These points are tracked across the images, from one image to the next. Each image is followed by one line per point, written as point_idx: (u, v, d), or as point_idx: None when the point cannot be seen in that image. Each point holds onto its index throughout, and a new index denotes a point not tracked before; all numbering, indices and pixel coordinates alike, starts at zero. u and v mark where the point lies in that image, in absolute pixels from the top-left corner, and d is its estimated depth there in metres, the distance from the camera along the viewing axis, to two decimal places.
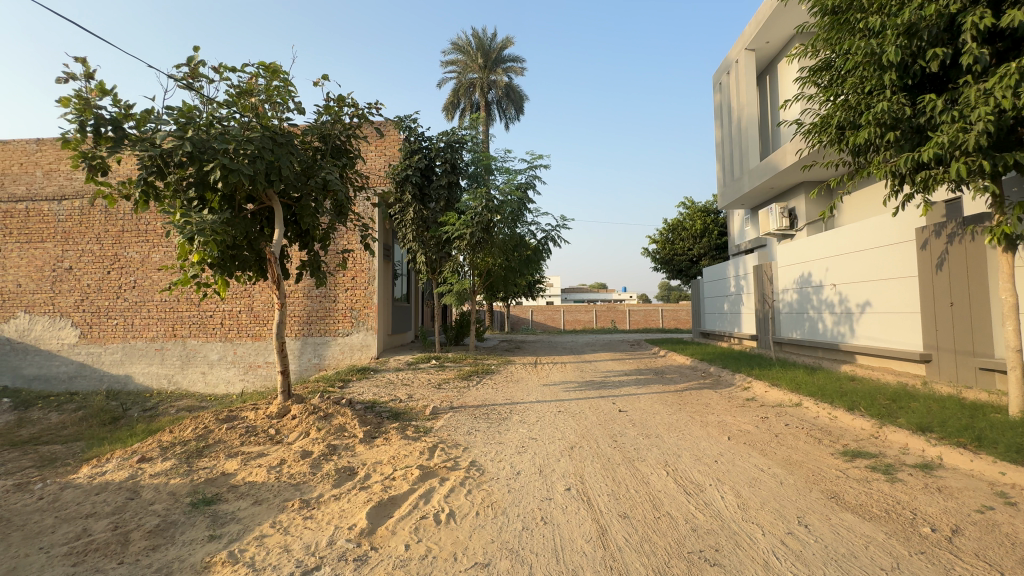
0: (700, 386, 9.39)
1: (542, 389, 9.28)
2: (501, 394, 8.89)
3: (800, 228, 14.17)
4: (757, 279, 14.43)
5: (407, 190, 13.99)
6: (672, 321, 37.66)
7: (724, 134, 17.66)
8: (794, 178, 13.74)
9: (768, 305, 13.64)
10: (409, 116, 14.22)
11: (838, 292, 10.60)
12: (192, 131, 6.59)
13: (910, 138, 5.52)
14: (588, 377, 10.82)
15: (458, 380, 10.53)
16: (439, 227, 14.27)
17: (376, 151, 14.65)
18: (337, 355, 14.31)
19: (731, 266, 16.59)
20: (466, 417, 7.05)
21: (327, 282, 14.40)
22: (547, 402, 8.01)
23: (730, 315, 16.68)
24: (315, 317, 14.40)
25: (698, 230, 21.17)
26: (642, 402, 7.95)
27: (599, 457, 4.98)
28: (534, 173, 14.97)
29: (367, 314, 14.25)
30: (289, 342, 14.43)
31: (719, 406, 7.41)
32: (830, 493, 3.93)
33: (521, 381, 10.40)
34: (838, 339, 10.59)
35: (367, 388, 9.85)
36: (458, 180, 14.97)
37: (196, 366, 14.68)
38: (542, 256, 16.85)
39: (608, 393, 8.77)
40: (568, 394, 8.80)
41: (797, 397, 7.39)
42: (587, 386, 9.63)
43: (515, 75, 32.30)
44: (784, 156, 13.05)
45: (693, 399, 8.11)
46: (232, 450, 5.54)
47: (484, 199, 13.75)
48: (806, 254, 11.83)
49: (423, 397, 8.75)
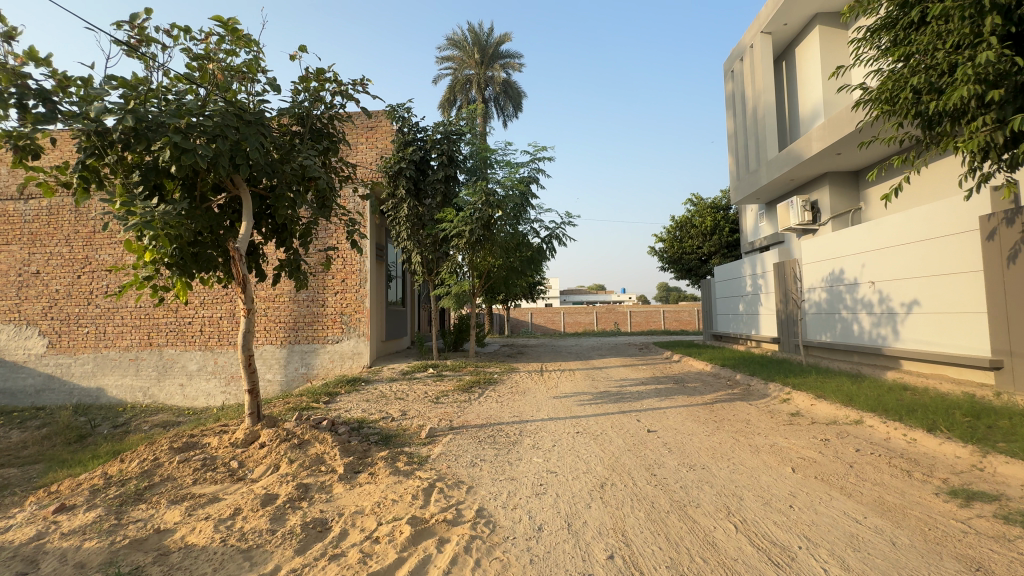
0: (730, 398, 8.36)
1: (552, 404, 8.22)
2: (508, 410, 7.81)
3: (824, 222, 13.21)
4: (778, 277, 13.42)
5: (401, 183, 12.96)
6: (675, 322, 36.57)
7: (737, 125, 16.71)
8: (819, 168, 12.75)
9: (792, 305, 12.63)
10: (402, 105, 13.21)
11: (878, 290, 9.62)
12: (138, 105, 5.50)
13: (1014, 99, 4.52)
14: (602, 387, 9.78)
15: (458, 392, 9.45)
16: (435, 225, 13.26)
17: (367, 144, 13.60)
18: (327, 364, 13.22)
19: (746, 265, 15.59)
20: (468, 441, 5.98)
21: (315, 285, 13.34)
22: (560, 420, 6.95)
23: (747, 317, 15.69)
24: (302, 323, 13.33)
25: (708, 227, 20.14)
26: (670, 418, 6.91)
27: (641, 501, 3.92)
28: (537, 165, 13.95)
29: (359, 319, 13.19)
30: (274, 351, 13.36)
31: (763, 424, 6.36)
32: (971, 563, 2.87)
33: (528, 393, 9.36)
34: (879, 343, 9.58)
35: (356, 403, 8.78)
36: (456, 174, 13.90)
37: (174, 377, 13.59)
38: (545, 256, 15.79)
39: (629, 408, 7.73)
40: (583, 409, 7.75)
41: (853, 412, 6.35)
42: (603, 398, 8.59)
43: (513, 71, 31.40)
44: (808, 144, 12.06)
45: (728, 414, 7.06)
46: (180, 492, 4.47)
47: (485, 194, 12.72)
48: (837, 250, 10.83)
49: (419, 414, 7.68)
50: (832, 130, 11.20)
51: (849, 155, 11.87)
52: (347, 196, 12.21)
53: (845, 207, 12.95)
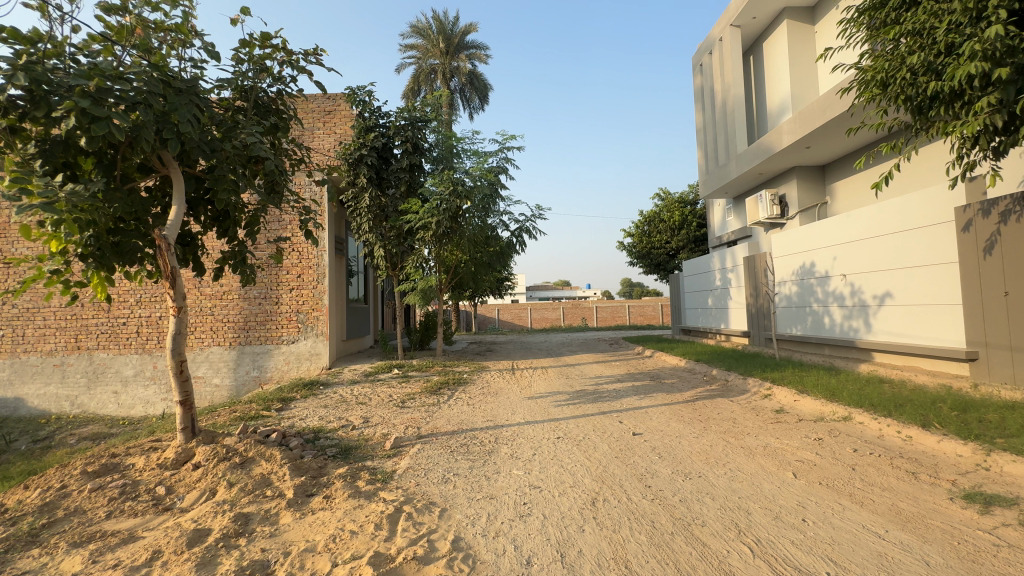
0: (710, 394, 8.10)
1: (527, 405, 7.71)
2: (480, 413, 7.24)
3: (791, 216, 13.29)
4: (748, 271, 13.40)
5: (362, 172, 12.10)
6: (639, 317, 36.90)
7: (706, 119, 16.68)
8: (787, 162, 12.79)
9: (762, 298, 12.64)
10: (363, 88, 12.34)
11: (849, 283, 9.62)
12: (36, 63, 4.57)
13: (1016, 80, 4.32)
14: (577, 386, 9.36)
15: (425, 395, 8.80)
16: (400, 216, 12.48)
17: (324, 129, 12.64)
18: (281, 366, 12.24)
19: (716, 259, 15.57)
20: (439, 452, 5.37)
21: (268, 282, 12.32)
22: (538, 424, 6.45)
23: (716, 311, 15.71)
24: (253, 322, 12.30)
25: (676, 222, 20.14)
26: (653, 419, 6.53)
27: (640, 521, 3.45)
28: (506, 155, 13.40)
29: (316, 318, 12.29)
30: (222, 353, 12.26)
31: (750, 424, 6.06)
32: None
33: (500, 394, 8.82)
34: (850, 335, 9.59)
35: (312, 410, 8.00)
36: (421, 162, 13.13)
37: (106, 384, 12.26)
38: (514, 250, 15.33)
39: (609, 408, 7.33)
40: (561, 410, 7.29)
41: (840, 408, 6.15)
42: (581, 398, 8.16)
43: (479, 62, 30.63)
44: (778, 137, 12.03)
45: (712, 413, 6.75)
46: (86, 531, 3.66)
47: (453, 184, 12.07)
48: (808, 243, 10.83)
49: (382, 421, 6.99)
50: (802, 123, 11.17)
51: (817, 149, 11.92)
52: (302, 184, 11.27)
53: (812, 201, 13.07)
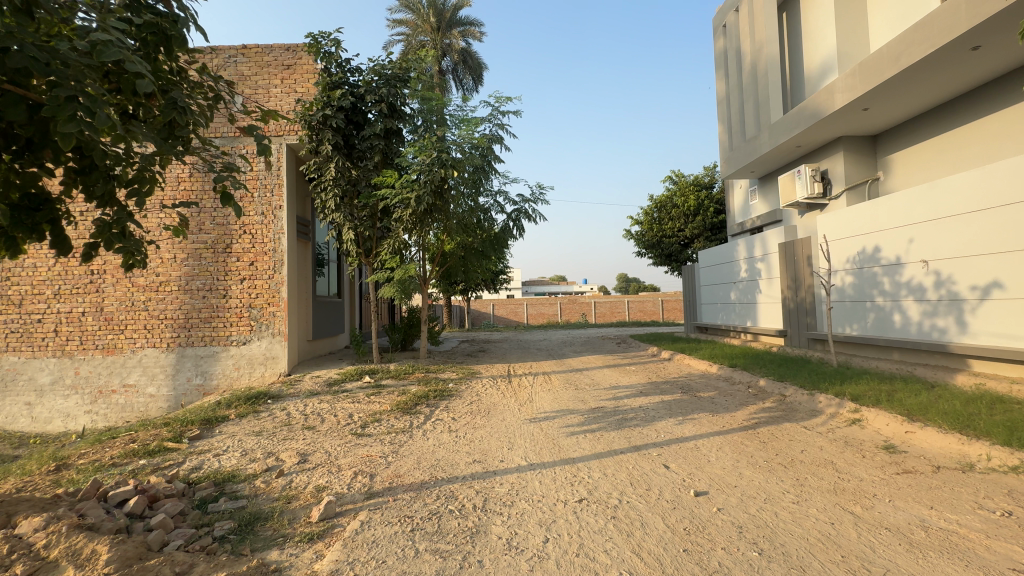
0: (771, 417, 6.10)
1: (528, 436, 5.65)
2: (465, 450, 5.18)
3: (836, 195, 11.30)
4: (787, 259, 11.35)
5: (327, 137, 9.95)
6: (639, 312, 34.89)
7: (730, 87, 14.65)
8: (836, 130, 10.84)
9: (803, 291, 10.69)
10: (329, 38, 10.23)
11: (931, 271, 7.67)
12: None
13: None
14: (592, 402, 7.32)
15: (394, 415, 6.74)
16: (373, 192, 10.37)
17: (282, 86, 10.50)
18: (230, 373, 10.16)
19: (743, 247, 13.53)
20: (392, 535, 3.31)
21: (214, 270, 10.23)
22: (548, 470, 4.42)
23: (742, 307, 13.67)
24: (196, 319, 10.20)
25: (691, 207, 18.12)
26: (713, 461, 4.52)
27: None
28: (501, 122, 11.43)
29: (273, 314, 10.23)
30: (158, 357, 10.16)
31: (866, 475, 4.07)
32: None
33: (494, 413, 6.79)
34: (934, 337, 7.65)
35: (237, 439, 5.91)
36: (399, 128, 10.98)
37: (18, 394, 10.14)
38: (510, 237, 13.29)
39: (642, 439, 5.31)
40: (577, 443, 5.25)
41: (998, 450, 4.16)
42: (600, 422, 6.13)
43: (473, 39, 28.40)
44: (830, 96, 10.05)
45: (795, 451, 4.74)
46: None
47: (437, 152, 10.04)
48: (868, 225, 8.89)
49: (324, 462, 4.93)
50: (864, 77, 9.23)
51: (876, 112, 9.96)
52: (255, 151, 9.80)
53: (862, 177, 11.12)
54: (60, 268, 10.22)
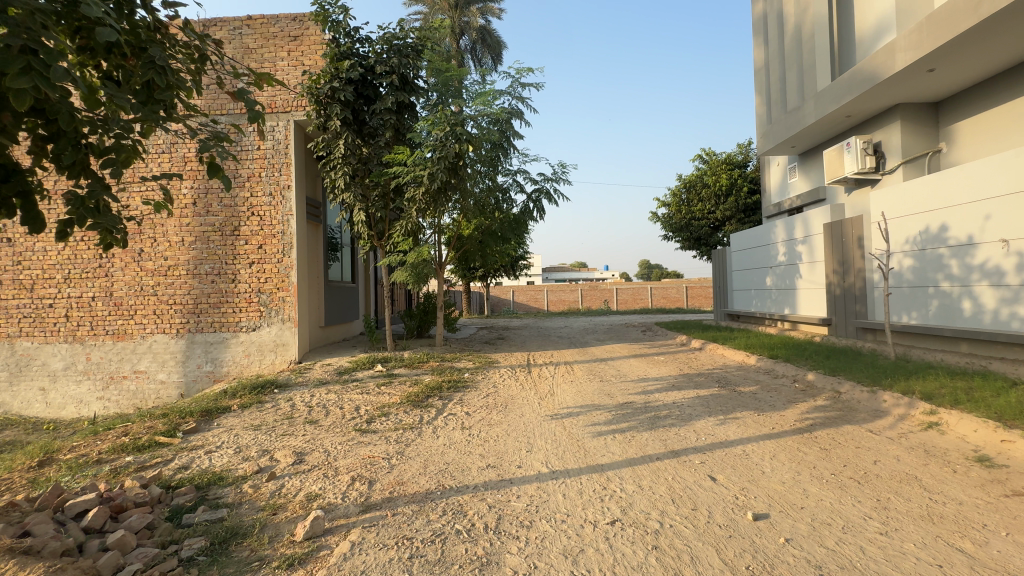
0: (827, 418, 5.33)
1: (549, 435, 5.03)
2: (477, 452, 4.60)
3: (890, 169, 10.22)
4: (834, 241, 10.33)
5: (335, 112, 9.37)
6: (662, 299, 33.80)
7: (771, 55, 13.47)
8: (892, 96, 9.74)
9: (852, 276, 9.74)
10: (337, 5, 9.57)
11: (1012, 252, 6.70)
12: None
13: None
14: (619, 396, 6.66)
15: (403, 409, 6.21)
16: (384, 170, 9.77)
17: (288, 59, 9.94)
18: (240, 360, 9.84)
19: (782, 228, 12.49)
20: (386, 563, 2.74)
21: (222, 254, 9.86)
22: (572, 480, 3.80)
23: (780, 293, 12.69)
24: (205, 304, 9.87)
25: (723, 187, 17.02)
26: (769, 473, 3.82)
27: None
28: (521, 96, 10.68)
29: (283, 299, 9.82)
30: (168, 343, 9.90)
31: (966, 497, 3.31)
32: None
33: (511, 408, 6.20)
34: (1014, 328, 6.71)
35: (233, 433, 5.47)
36: (413, 102, 10.31)
37: (32, 379, 10.05)
38: (530, 218, 12.55)
39: (680, 443, 4.64)
40: (604, 447, 4.61)
41: None
42: (630, 420, 5.48)
43: (492, 16, 27.38)
44: (888, 57, 8.96)
45: (866, 462, 4.00)
46: None
47: (451, 125, 9.33)
48: (931, 201, 7.90)
49: (321, 463, 4.41)
50: (932, 32, 8.14)
51: (943, 74, 8.84)
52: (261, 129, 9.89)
53: (921, 149, 10.00)
54: (70, 252, 10.00)
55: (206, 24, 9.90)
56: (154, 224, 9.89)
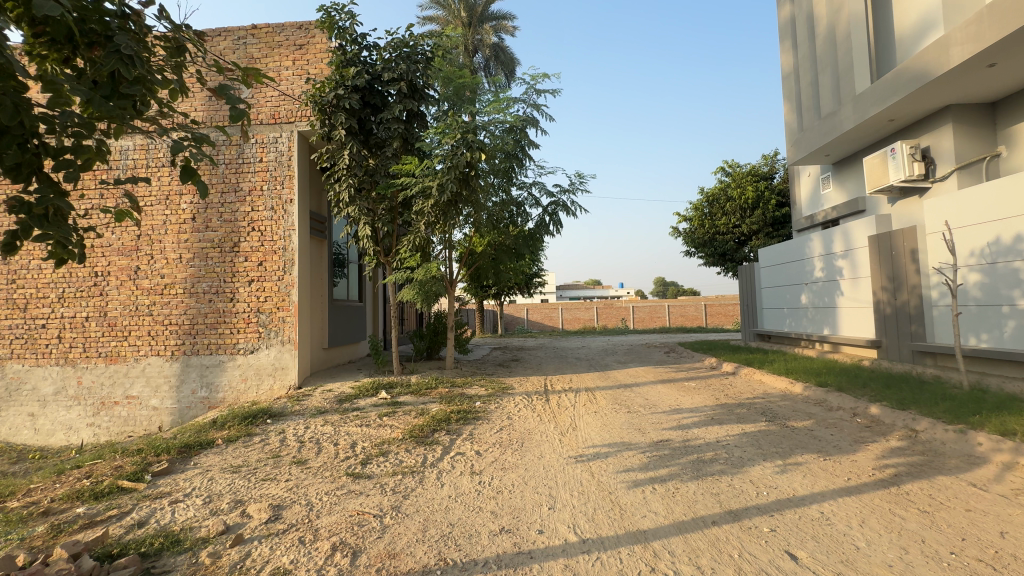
0: (912, 466, 4.40)
1: (574, 485, 4.19)
2: (489, 509, 3.78)
3: (942, 176, 9.30)
4: (882, 255, 9.38)
5: (340, 121, 8.85)
6: (680, 317, 32.66)
7: (802, 59, 12.74)
8: (944, 97, 8.89)
9: (906, 294, 8.77)
10: (345, 11, 9.15)
11: None
12: None
13: None
14: (652, 432, 5.80)
15: (406, 447, 5.43)
16: (391, 182, 9.19)
17: (293, 68, 9.54)
18: (236, 384, 9.21)
19: (819, 242, 11.54)
20: None
21: (221, 272, 9.31)
22: (609, 558, 2.98)
23: (817, 312, 11.69)
24: (202, 324, 9.30)
25: (749, 200, 16.17)
26: (867, 552, 2.95)
27: None
28: (536, 103, 10.10)
29: (283, 319, 9.21)
30: (162, 367, 9.32)
31: None
32: None
33: (528, 447, 5.37)
34: None
35: (209, 476, 4.74)
36: (423, 111, 9.78)
37: (22, 404, 9.53)
38: (545, 233, 11.81)
39: (738, 500, 3.78)
40: (644, 504, 3.77)
41: None
42: (670, 466, 4.62)
43: (505, 33, 27.27)
44: (942, 52, 8.14)
45: (989, 535, 3.10)
46: None
47: (462, 132, 8.72)
48: (1001, 208, 7.01)
49: (300, 522, 3.65)
50: (994, 23, 7.33)
51: (1003, 70, 7.99)
52: (264, 141, 9.45)
53: (976, 154, 9.10)
54: (65, 269, 9.56)
55: (210, 34, 9.58)
56: (152, 240, 9.43)
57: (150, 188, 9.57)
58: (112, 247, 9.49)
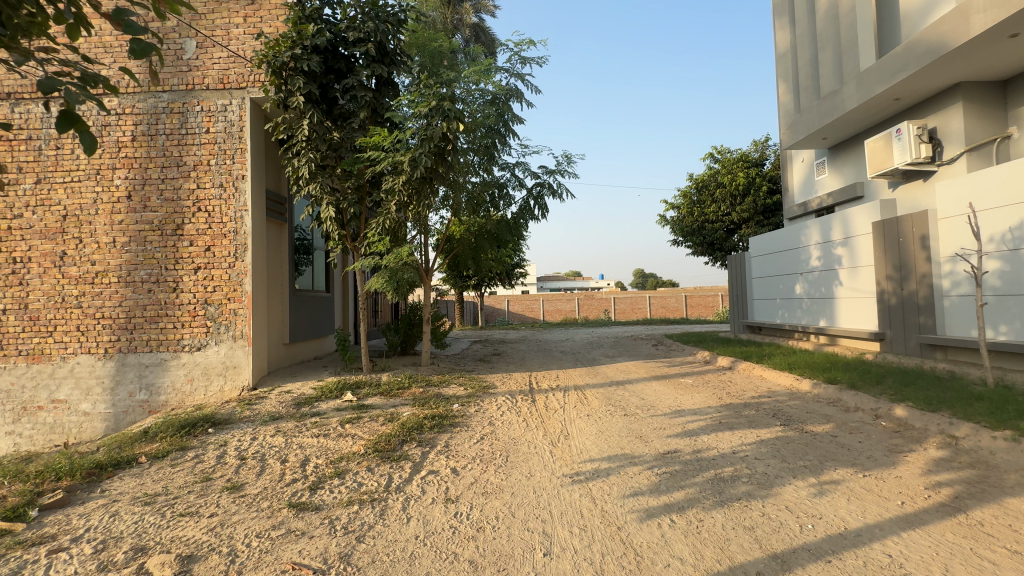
0: (970, 485, 3.71)
1: (573, 518, 3.37)
2: (467, 557, 2.93)
3: (951, 158, 8.74)
4: (888, 241, 8.80)
5: (298, 86, 7.75)
6: (662, 309, 32.29)
7: (800, 36, 12.07)
8: (957, 72, 8.29)
9: (915, 283, 8.22)
10: None
11: None
12: None
13: None
14: (657, 441, 5.02)
15: (367, 465, 4.53)
16: (357, 156, 8.18)
17: (245, 26, 8.39)
18: (181, 386, 8.13)
19: (817, 229, 10.94)
20: None
21: (162, 258, 8.17)
22: None
23: (813, 303, 11.14)
24: (140, 318, 8.15)
25: (739, 187, 15.58)
26: None
27: None
28: (521, 73, 9.16)
29: (235, 312, 8.14)
30: (94, 367, 8.15)
31: None
32: None
33: (513, 463, 4.53)
34: None
35: (112, 510, 3.76)
36: (393, 78, 8.75)
37: None
38: (529, 217, 10.90)
39: (780, 538, 3.01)
40: (664, 546, 2.97)
41: None
42: (686, 487, 3.83)
43: (486, 13, 26.20)
44: (961, 22, 7.50)
45: None
46: None
47: (438, 100, 7.74)
48: None
49: None
50: None
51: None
52: (211, 108, 8.28)
53: (986, 134, 8.56)
54: None
55: None
56: (80, 222, 8.22)
57: (77, 162, 8.30)
58: (33, 229, 8.24)
